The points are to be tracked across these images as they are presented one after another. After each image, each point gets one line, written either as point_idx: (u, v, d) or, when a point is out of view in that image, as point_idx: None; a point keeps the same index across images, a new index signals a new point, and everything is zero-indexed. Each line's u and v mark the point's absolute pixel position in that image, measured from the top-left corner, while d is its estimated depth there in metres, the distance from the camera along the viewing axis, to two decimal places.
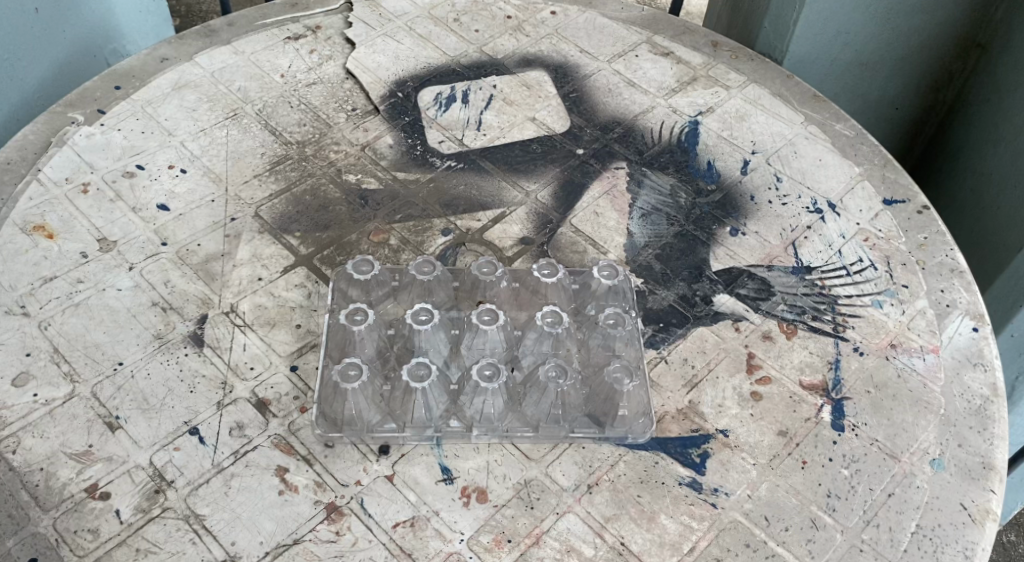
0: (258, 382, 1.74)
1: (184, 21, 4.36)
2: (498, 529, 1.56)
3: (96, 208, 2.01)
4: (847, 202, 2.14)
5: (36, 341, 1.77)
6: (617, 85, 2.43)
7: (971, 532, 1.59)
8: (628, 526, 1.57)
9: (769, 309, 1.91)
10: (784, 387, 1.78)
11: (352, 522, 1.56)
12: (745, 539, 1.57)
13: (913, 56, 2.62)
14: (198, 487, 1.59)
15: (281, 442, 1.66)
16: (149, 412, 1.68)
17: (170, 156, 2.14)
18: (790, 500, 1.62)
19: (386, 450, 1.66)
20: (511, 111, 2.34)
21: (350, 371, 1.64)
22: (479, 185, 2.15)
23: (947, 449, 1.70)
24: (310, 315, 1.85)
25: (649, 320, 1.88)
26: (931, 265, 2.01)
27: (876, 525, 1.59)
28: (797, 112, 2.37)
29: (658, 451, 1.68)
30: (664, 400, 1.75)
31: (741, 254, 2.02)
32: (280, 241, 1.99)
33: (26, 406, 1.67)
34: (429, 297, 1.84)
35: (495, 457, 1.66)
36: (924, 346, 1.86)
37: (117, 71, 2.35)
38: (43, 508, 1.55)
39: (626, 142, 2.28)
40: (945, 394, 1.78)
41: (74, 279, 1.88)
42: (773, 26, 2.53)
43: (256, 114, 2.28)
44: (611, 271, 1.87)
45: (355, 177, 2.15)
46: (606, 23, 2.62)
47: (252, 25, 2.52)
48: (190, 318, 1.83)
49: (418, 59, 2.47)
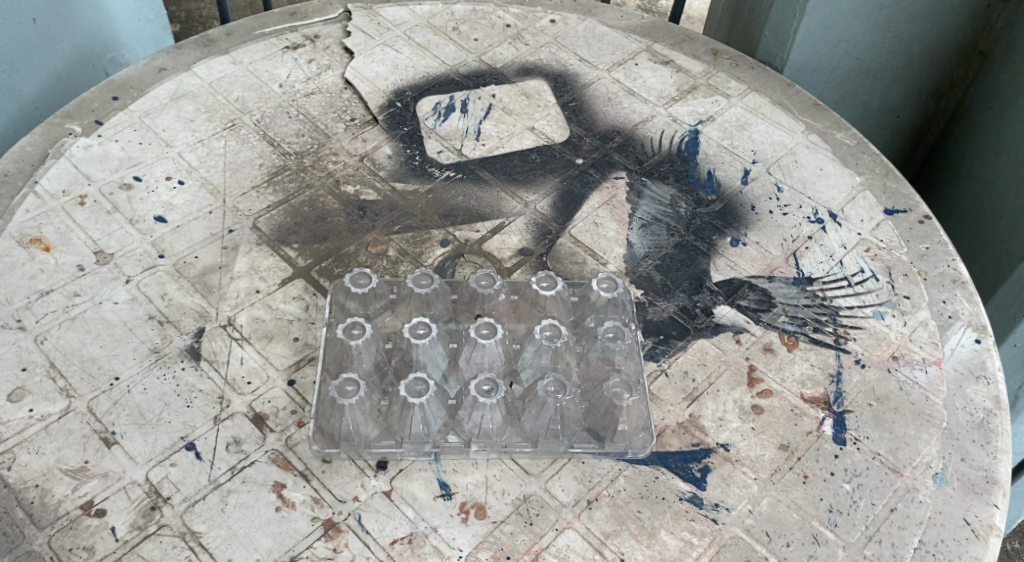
0: (255, 396, 1.73)
1: (184, 26, 4.37)
2: (497, 545, 1.55)
3: (92, 220, 2.01)
4: (849, 211, 2.13)
5: (33, 356, 1.76)
6: (617, 94, 2.42)
7: (975, 547, 1.57)
8: (628, 543, 1.56)
9: (771, 320, 1.90)
10: (786, 400, 1.77)
11: (349, 539, 1.55)
12: (747, 555, 1.55)
13: (914, 63, 2.61)
14: (195, 503, 1.57)
15: (278, 458, 1.64)
16: (145, 427, 1.67)
17: (167, 167, 2.14)
18: (792, 515, 1.60)
19: (384, 465, 1.65)
20: (511, 121, 2.33)
21: (348, 386, 1.62)
22: (478, 195, 2.14)
23: (950, 463, 1.68)
24: (308, 328, 1.84)
25: (649, 332, 1.87)
26: (933, 276, 2.00)
27: (878, 541, 1.58)
28: (798, 120, 2.35)
29: (658, 466, 1.66)
30: (664, 413, 1.74)
31: (743, 265, 2.01)
32: (278, 253, 1.98)
33: (22, 422, 1.66)
34: (428, 310, 1.82)
35: (494, 472, 1.64)
36: (927, 358, 1.84)
37: (115, 81, 2.34)
38: (38, 526, 1.53)
39: (627, 151, 2.27)
40: (948, 407, 1.76)
41: (71, 293, 1.87)
42: (773, 34, 2.52)
43: (254, 124, 2.27)
44: (610, 284, 1.85)
45: (353, 188, 2.14)
46: (606, 31, 2.61)
47: (251, 34, 2.51)
48: (187, 331, 1.82)
49: (417, 68, 2.46)
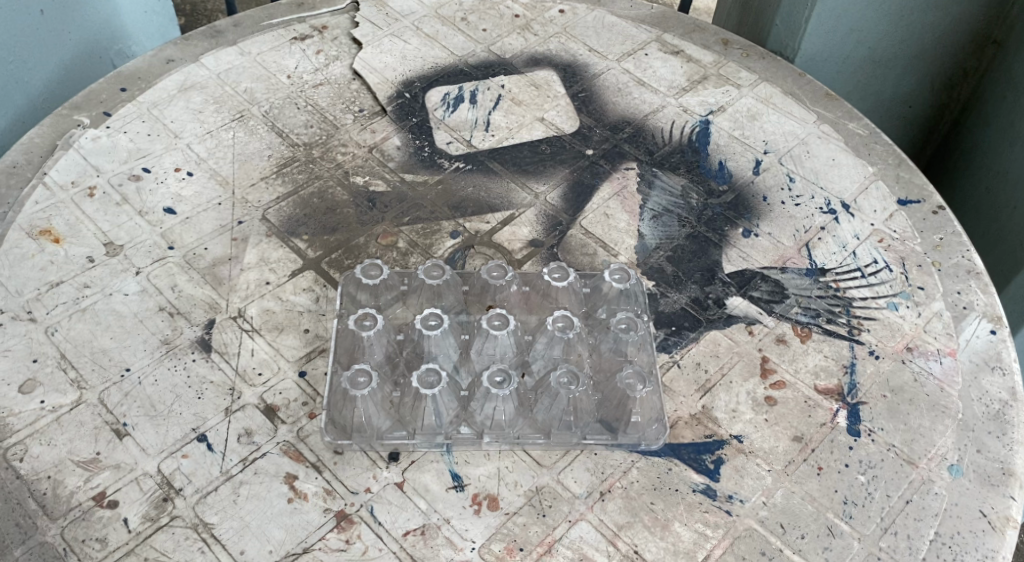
0: (266, 388, 1.72)
1: (190, 19, 4.35)
2: (510, 537, 1.54)
3: (101, 212, 2.00)
4: (862, 202, 2.11)
5: (44, 347, 1.75)
6: (627, 85, 2.40)
7: (991, 539, 1.56)
8: (641, 535, 1.55)
9: (784, 311, 1.89)
10: (799, 392, 1.76)
11: (362, 530, 1.54)
12: (762, 548, 1.54)
13: (927, 52, 2.59)
14: (206, 495, 1.57)
15: (290, 449, 1.64)
16: (157, 418, 1.66)
17: (176, 159, 2.13)
18: (807, 507, 1.60)
19: (396, 457, 1.64)
20: (520, 111, 2.32)
21: (360, 377, 1.62)
22: (488, 186, 2.13)
23: (966, 455, 1.67)
24: (318, 320, 1.84)
25: (660, 323, 1.86)
26: (947, 266, 1.99)
27: (893, 533, 1.57)
28: (810, 111, 2.33)
29: (671, 458, 1.66)
30: (677, 404, 1.73)
31: (755, 257, 1.99)
32: (287, 245, 1.97)
33: (33, 413, 1.66)
34: (439, 301, 1.81)
35: (506, 464, 1.64)
36: (941, 349, 1.83)
37: (123, 72, 2.33)
38: (51, 517, 1.53)
39: (637, 142, 2.26)
40: (964, 398, 1.75)
41: (82, 284, 1.86)
42: (785, 24, 2.50)
43: (263, 115, 2.26)
44: (622, 275, 1.84)
45: (362, 179, 2.13)
46: (615, 22, 2.59)
47: (258, 26, 2.50)
48: (197, 323, 1.81)
49: (425, 58, 2.45)
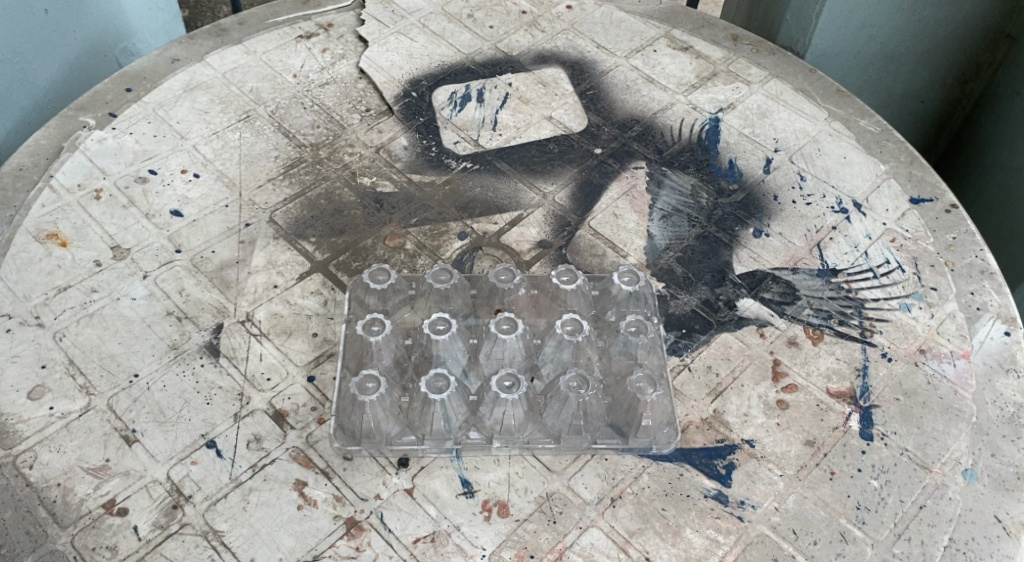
0: (275, 393, 1.72)
1: (193, 12, 4.33)
2: (521, 544, 1.54)
3: (109, 215, 1.99)
4: (874, 201, 2.09)
5: (52, 353, 1.75)
6: (635, 82, 2.38)
7: (1007, 545, 1.55)
8: (652, 541, 1.54)
9: (795, 313, 1.87)
10: (811, 395, 1.74)
11: (372, 537, 1.54)
12: (773, 554, 1.54)
13: (939, 46, 2.56)
14: (216, 502, 1.57)
15: (299, 455, 1.63)
16: (165, 424, 1.66)
17: (183, 160, 2.12)
18: (819, 513, 1.59)
19: (406, 462, 1.63)
20: (527, 110, 2.30)
21: (368, 382, 1.61)
22: (496, 187, 2.12)
23: (980, 459, 1.66)
24: (326, 324, 1.83)
25: (671, 326, 1.85)
26: (960, 267, 1.97)
27: (907, 539, 1.55)
28: (820, 108, 2.31)
29: (682, 462, 1.65)
30: (687, 409, 1.72)
31: (766, 257, 1.98)
32: (295, 247, 1.96)
33: (42, 420, 1.66)
34: (447, 305, 1.80)
35: (516, 470, 1.63)
36: (954, 351, 1.81)
37: (128, 73, 2.32)
38: (61, 525, 1.53)
39: (646, 140, 2.24)
40: (978, 402, 1.74)
41: (89, 289, 1.86)
42: (795, 19, 2.46)
43: (269, 115, 2.25)
44: (631, 277, 1.83)
45: (369, 180, 2.12)
46: (624, 17, 2.56)
47: (264, 24, 2.49)
48: (205, 327, 1.81)
49: (432, 56, 2.43)
